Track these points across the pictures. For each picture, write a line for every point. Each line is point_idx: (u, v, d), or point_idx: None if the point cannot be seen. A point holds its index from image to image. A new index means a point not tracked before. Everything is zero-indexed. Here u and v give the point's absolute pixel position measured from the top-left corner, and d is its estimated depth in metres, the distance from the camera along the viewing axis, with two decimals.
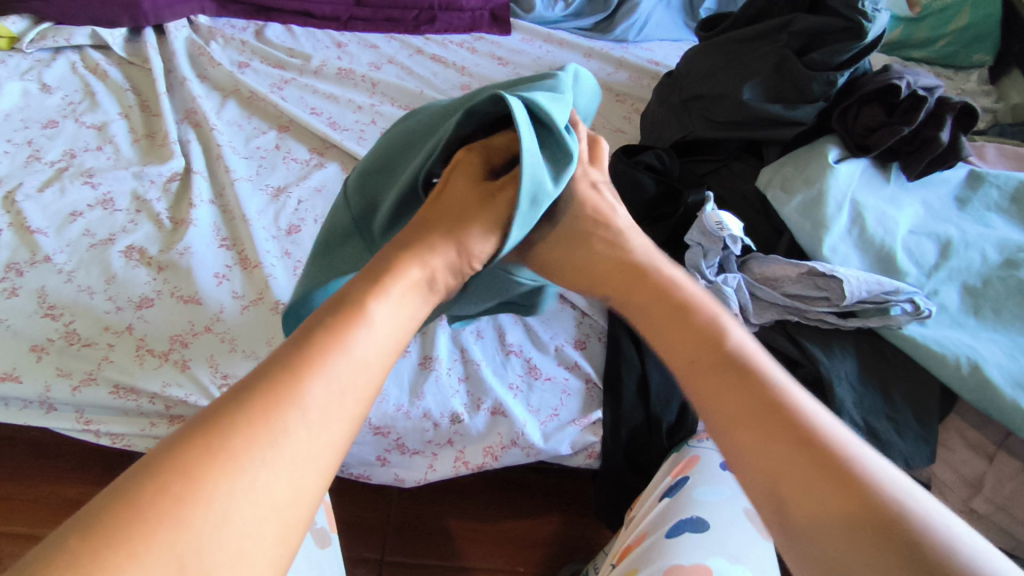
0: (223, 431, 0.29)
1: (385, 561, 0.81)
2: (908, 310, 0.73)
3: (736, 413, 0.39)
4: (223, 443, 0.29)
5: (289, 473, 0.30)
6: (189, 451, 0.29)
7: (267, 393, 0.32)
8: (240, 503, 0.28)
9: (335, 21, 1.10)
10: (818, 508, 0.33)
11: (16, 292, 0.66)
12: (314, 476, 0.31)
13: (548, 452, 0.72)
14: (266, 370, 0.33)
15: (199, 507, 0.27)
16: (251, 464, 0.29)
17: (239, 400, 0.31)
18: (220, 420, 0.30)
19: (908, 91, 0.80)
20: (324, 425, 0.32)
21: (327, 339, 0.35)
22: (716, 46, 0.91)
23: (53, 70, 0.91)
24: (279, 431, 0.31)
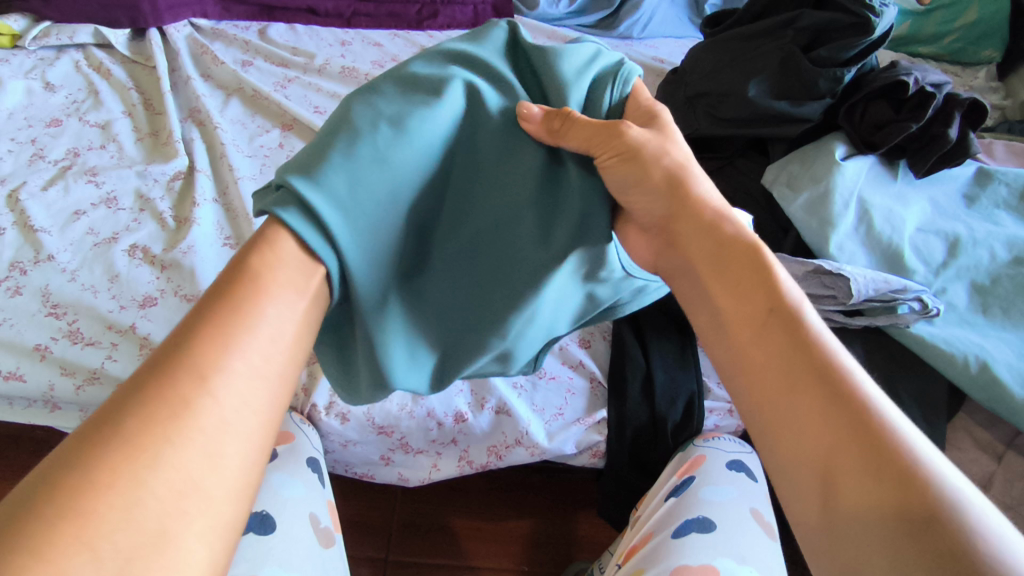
0: (100, 510, 0.23)
1: (389, 560, 0.81)
2: (916, 309, 0.71)
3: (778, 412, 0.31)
4: (101, 520, 0.23)
5: (203, 461, 0.26)
6: (77, 449, 0.24)
7: (151, 394, 0.26)
8: (147, 503, 0.24)
9: (339, 18, 1.10)
10: (866, 511, 0.26)
11: (20, 291, 0.66)
12: (237, 453, 0.28)
13: (553, 452, 0.72)
14: (174, 345, 0.29)
15: (108, 506, 0.23)
16: (146, 469, 0.25)
17: (93, 460, 0.24)
18: (78, 488, 0.23)
19: (916, 88, 0.79)
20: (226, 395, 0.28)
21: (202, 358, 0.28)
22: (721, 42, 0.90)
23: (56, 68, 0.91)
24: (170, 488, 0.25)
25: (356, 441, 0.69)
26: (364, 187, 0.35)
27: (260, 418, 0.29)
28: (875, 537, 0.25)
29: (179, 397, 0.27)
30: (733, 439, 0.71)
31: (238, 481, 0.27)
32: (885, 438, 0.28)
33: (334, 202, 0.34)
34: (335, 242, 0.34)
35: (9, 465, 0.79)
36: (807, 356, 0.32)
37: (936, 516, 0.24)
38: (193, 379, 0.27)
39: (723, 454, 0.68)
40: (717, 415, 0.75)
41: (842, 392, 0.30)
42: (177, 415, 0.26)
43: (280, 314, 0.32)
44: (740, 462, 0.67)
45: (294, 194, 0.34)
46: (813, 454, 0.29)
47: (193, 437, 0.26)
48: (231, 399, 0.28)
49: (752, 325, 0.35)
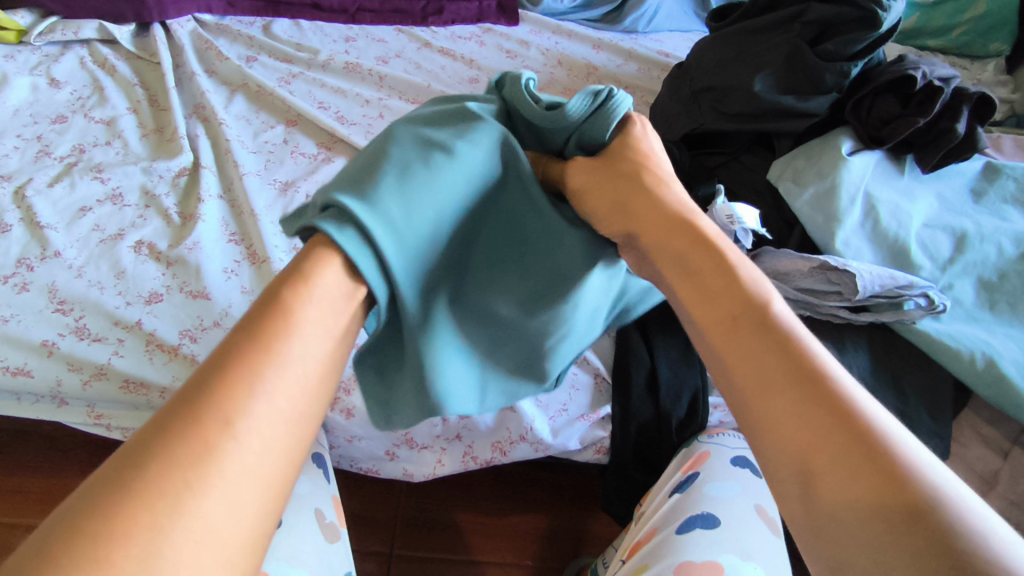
0: (115, 559, 0.22)
1: (393, 555, 0.81)
2: (922, 305, 0.71)
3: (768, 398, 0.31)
4: (115, 569, 0.22)
5: (223, 507, 0.25)
6: (97, 494, 0.24)
7: (174, 436, 0.26)
8: (164, 555, 0.23)
9: (343, 14, 1.09)
10: (846, 508, 0.26)
11: (27, 288, 0.66)
12: (253, 496, 0.27)
13: (557, 448, 0.73)
14: (199, 381, 0.28)
15: (124, 559, 0.23)
16: (166, 517, 0.24)
17: (113, 508, 0.23)
18: (93, 538, 0.22)
19: (923, 82, 0.79)
20: (248, 435, 0.27)
21: (227, 400, 0.27)
22: (727, 36, 0.89)
23: (61, 65, 0.91)
24: (189, 536, 0.24)
25: (361, 436, 0.70)
26: (410, 207, 0.37)
27: (278, 457, 0.28)
28: (852, 531, 0.25)
29: (200, 441, 0.26)
30: (737, 435, 0.71)
31: (251, 516, 0.26)
32: (872, 438, 0.27)
33: (384, 214, 0.36)
34: (379, 257, 0.36)
35: (17, 459, 0.80)
36: (790, 358, 0.31)
37: (918, 511, 0.24)
38: (218, 423, 0.27)
39: (728, 450, 0.67)
40: (721, 411, 0.75)
41: (826, 394, 0.29)
42: (202, 459, 0.25)
43: (302, 346, 0.31)
44: (745, 458, 0.67)
45: (342, 212, 0.35)
46: (793, 453, 0.29)
47: (215, 481, 0.26)
48: (254, 440, 0.27)
49: (720, 328, 0.35)
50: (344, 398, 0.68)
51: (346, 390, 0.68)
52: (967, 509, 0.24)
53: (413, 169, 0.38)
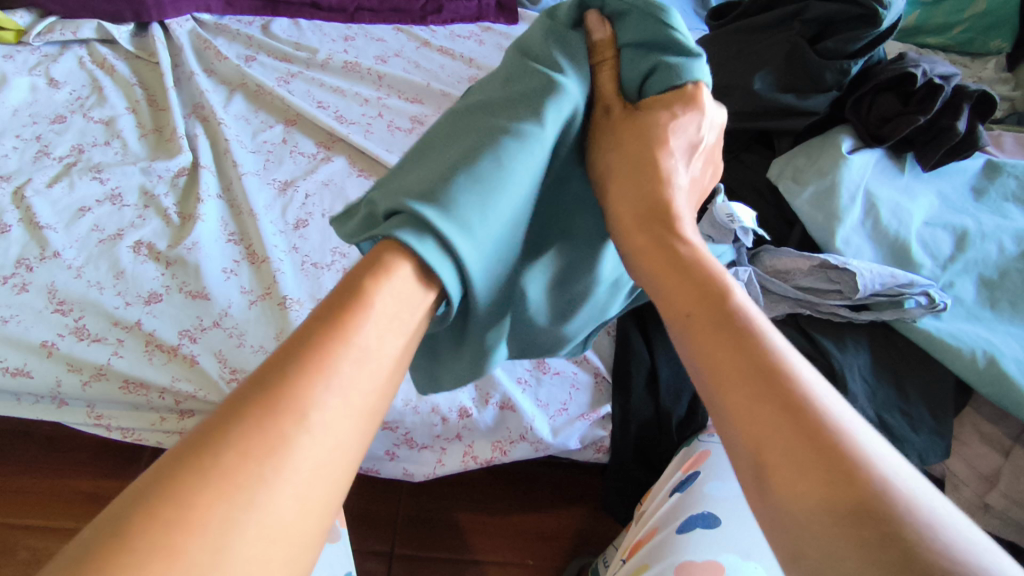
0: (186, 548, 0.22)
1: (393, 555, 0.81)
2: (923, 304, 0.71)
3: (726, 383, 0.31)
4: (187, 564, 0.21)
5: (291, 496, 0.24)
6: (166, 487, 0.23)
7: (248, 428, 0.25)
8: (236, 547, 0.22)
9: (342, 13, 1.09)
10: (801, 499, 0.26)
11: (26, 288, 0.66)
12: (318, 492, 0.25)
13: (557, 447, 0.72)
14: (274, 369, 0.27)
15: (194, 545, 0.22)
16: (239, 512, 0.23)
17: (184, 493, 0.23)
18: (160, 525, 0.22)
19: (924, 80, 0.78)
20: (318, 428, 0.26)
21: (301, 392, 0.27)
22: (726, 35, 0.89)
23: (60, 65, 0.91)
24: (261, 530, 0.23)
25: None
26: (485, 211, 0.35)
27: (345, 455, 0.27)
28: (805, 522, 0.25)
29: (276, 433, 0.25)
30: None
31: (317, 514, 0.25)
32: (823, 430, 0.27)
33: (462, 230, 0.34)
34: (463, 265, 0.34)
35: (17, 460, 0.80)
36: (745, 353, 0.31)
37: (867, 502, 0.24)
38: (291, 415, 0.26)
39: None
40: None
41: (782, 387, 0.29)
42: (275, 451, 0.25)
43: (373, 337, 0.30)
44: None
45: (423, 224, 0.33)
46: (749, 442, 0.28)
47: (285, 477, 0.25)
48: (326, 437, 0.26)
49: (681, 313, 0.34)
50: None
51: None
52: (913, 499, 0.24)
53: (487, 175, 0.36)
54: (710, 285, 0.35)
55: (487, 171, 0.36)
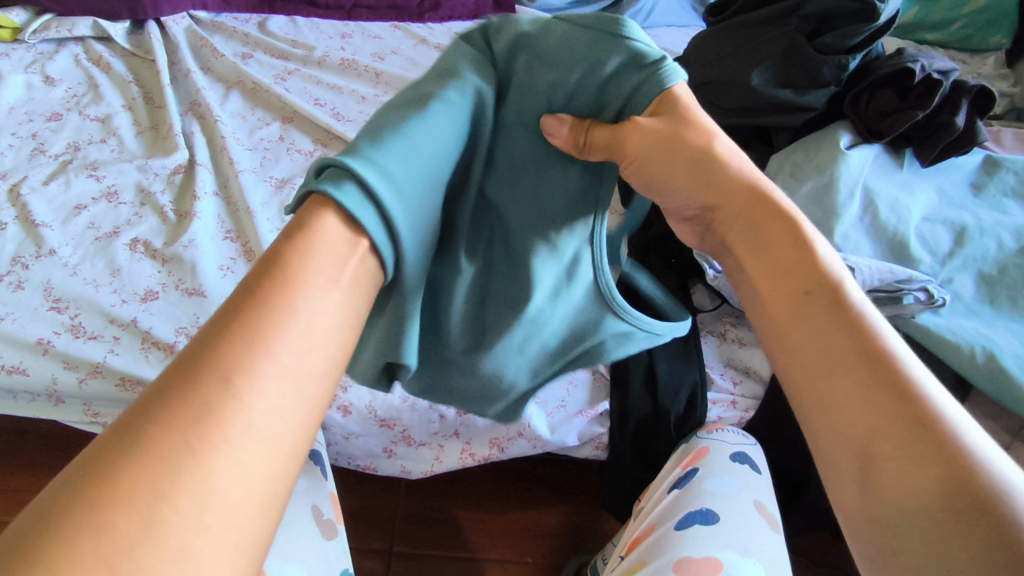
0: (117, 525, 0.19)
1: (392, 552, 0.81)
2: (921, 299, 0.70)
3: (829, 375, 0.30)
4: (117, 540, 0.19)
5: (228, 471, 0.22)
6: (103, 463, 0.21)
7: (178, 399, 0.22)
8: (169, 526, 0.20)
9: (339, 10, 1.09)
10: (912, 497, 0.26)
11: (22, 285, 0.66)
12: (262, 467, 0.23)
13: (556, 444, 0.72)
14: (213, 332, 0.24)
15: (126, 525, 0.20)
16: (166, 486, 0.21)
17: (111, 473, 0.20)
18: (86, 506, 0.19)
19: (922, 75, 0.78)
20: (261, 394, 0.23)
21: (227, 356, 0.23)
22: (725, 30, 0.89)
23: (56, 62, 0.91)
24: (194, 503, 0.21)
25: (359, 434, 0.69)
26: (409, 163, 0.32)
27: (294, 422, 0.24)
28: (918, 522, 0.26)
29: (199, 400, 0.22)
30: (736, 431, 0.71)
31: (264, 483, 0.23)
32: (938, 426, 0.27)
33: (392, 181, 0.31)
34: (386, 217, 0.30)
35: (13, 458, 0.80)
36: (857, 338, 0.31)
37: (987, 505, 0.24)
38: (217, 379, 0.23)
39: (727, 446, 0.67)
40: (720, 407, 0.74)
41: (894, 380, 0.29)
42: (205, 422, 0.22)
43: (314, 298, 0.26)
44: (744, 454, 0.67)
45: (345, 173, 0.30)
46: (854, 436, 0.28)
47: (219, 445, 0.22)
48: (262, 401, 0.23)
49: (787, 301, 0.34)
50: (341, 394, 0.67)
51: (344, 387, 0.68)
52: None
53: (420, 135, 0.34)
54: (812, 272, 0.34)
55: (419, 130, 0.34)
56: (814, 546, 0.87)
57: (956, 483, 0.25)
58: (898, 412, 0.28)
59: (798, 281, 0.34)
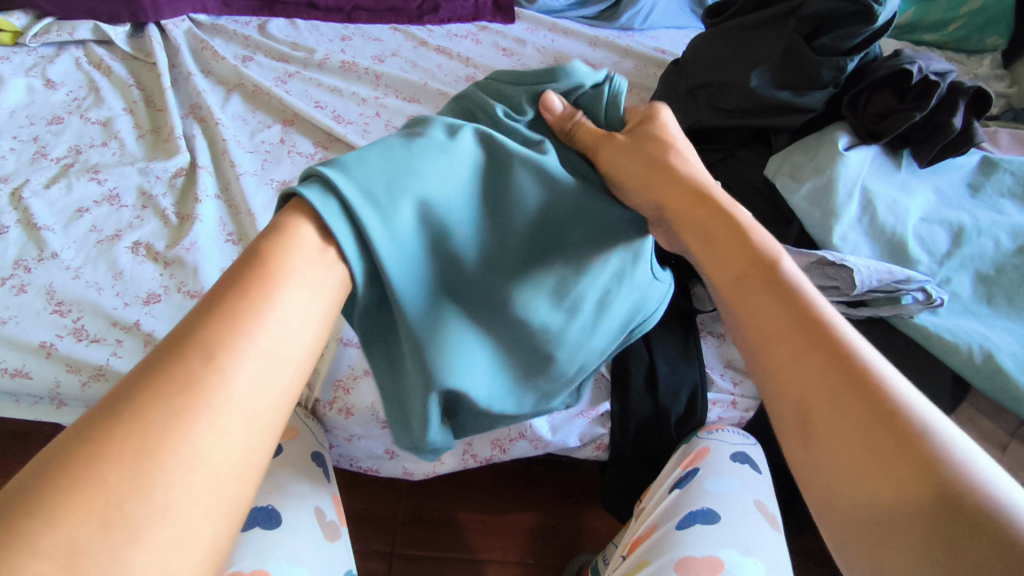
0: (108, 480, 0.23)
1: (394, 554, 0.81)
2: (919, 299, 0.71)
3: (767, 347, 0.35)
4: (110, 490, 0.23)
5: (209, 438, 0.26)
6: (88, 430, 0.24)
7: (162, 377, 0.26)
8: (157, 481, 0.24)
9: (339, 13, 1.09)
10: (843, 434, 0.29)
11: (25, 289, 0.66)
12: (241, 435, 0.27)
13: (557, 444, 0.73)
14: (190, 323, 0.28)
15: (118, 479, 0.24)
16: (151, 450, 0.25)
17: (106, 435, 0.24)
18: (80, 463, 0.23)
19: (920, 76, 0.79)
20: (241, 373, 0.28)
21: (207, 335, 0.28)
22: (722, 33, 0.89)
23: (57, 66, 0.91)
24: (179, 464, 0.25)
25: (360, 436, 0.69)
26: (389, 181, 0.37)
27: (269, 399, 0.29)
28: (853, 468, 0.29)
29: (185, 374, 0.27)
30: (737, 432, 0.71)
31: (242, 447, 0.27)
32: (865, 371, 0.31)
33: (370, 206, 0.36)
34: (360, 227, 0.35)
35: (16, 462, 0.80)
36: (795, 309, 0.35)
37: (921, 453, 0.27)
38: (200, 356, 0.27)
39: (727, 446, 0.67)
40: (720, 407, 0.75)
41: (824, 338, 0.33)
42: (188, 396, 0.26)
43: (292, 297, 0.31)
44: (744, 454, 0.67)
45: (324, 181, 0.35)
46: (794, 397, 0.32)
47: (200, 414, 0.26)
48: (240, 375, 0.28)
49: (733, 286, 0.38)
50: (344, 397, 0.67)
51: (345, 389, 0.68)
52: (949, 437, 0.28)
53: (406, 164, 0.38)
54: (759, 255, 0.38)
55: (406, 160, 0.39)
56: (814, 546, 0.88)
57: (882, 423, 0.29)
58: (826, 370, 0.32)
59: (745, 262, 0.38)
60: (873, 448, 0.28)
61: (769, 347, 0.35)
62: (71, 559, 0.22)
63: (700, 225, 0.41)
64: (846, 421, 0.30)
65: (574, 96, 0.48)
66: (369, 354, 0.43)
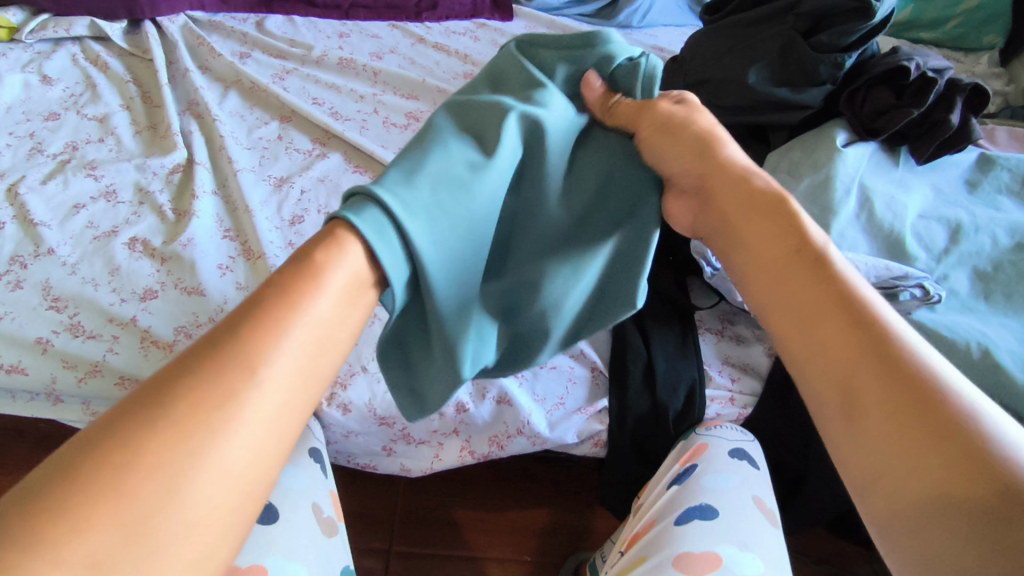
0: (135, 491, 0.27)
1: (392, 552, 0.81)
2: (918, 296, 0.71)
3: (804, 326, 0.40)
4: (133, 499, 0.27)
5: (224, 449, 0.30)
6: (116, 436, 0.28)
7: (187, 390, 0.30)
8: (181, 491, 0.28)
9: (337, 9, 1.09)
10: (878, 415, 0.34)
11: (21, 285, 0.66)
12: (253, 444, 0.31)
13: (555, 441, 0.73)
14: (211, 340, 0.33)
15: (144, 485, 0.28)
16: (174, 458, 0.29)
17: (136, 445, 0.28)
18: (124, 462, 0.28)
19: (917, 73, 0.79)
20: (254, 390, 0.32)
21: (241, 356, 0.32)
22: (720, 30, 0.89)
23: (53, 62, 0.91)
24: (199, 475, 0.29)
25: (358, 432, 0.69)
26: (432, 193, 0.41)
27: (278, 414, 0.33)
28: (893, 436, 0.33)
29: (216, 391, 0.31)
30: (734, 428, 0.71)
31: (252, 459, 0.31)
32: (898, 355, 0.35)
33: (418, 218, 0.39)
34: (403, 235, 0.39)
35: (12, 459, 0.79)
36: (834, 290, 0.40)
37: (957, 428, 0.32)
38: (227, 374, 0.31)
39: (725, 442, 0.67)
40: (718, 404, 0.74)
41: (862, 319, 0.38)
42: (212, 409, 0.30)
43: (306, 317, 0.35)
44: (743, 450, 0.67)
45: (369, 199, 0.39)
46: (834, 371, 0.37)
47: (220, 429, 0.30)
48: (258, 395, 0.32)
49: (784, 261, 0.42)
50: (341, 393, 0.67)
51: (343, 385, 0.68)
52: (978, 407, 0.33)
53: (447, 178, 0.42)
54: (798, 239, 0.43)
55: (445, 171, 0.42)
56: (812, 543, 0.88)
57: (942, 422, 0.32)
58: (862, 344, 0.37)
59: (789, 241, 0.43)
60: (908, 420, 0.33)
61: (810, 328, 0.40)
62: (98, 561, 0.26)
63: (744, 207, 0.45)
64: (884, 396, 0.34)
65: (613, 64, 0.52)
66: (384, 358, 0.46)
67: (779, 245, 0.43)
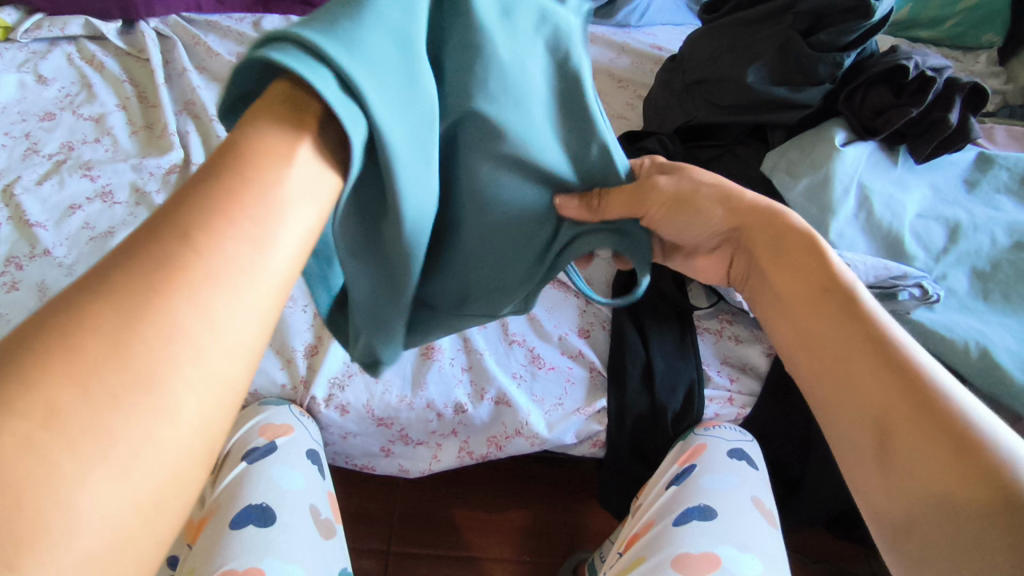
0: (87, 348, 0.20)
1: (390, 552, 0.81)
2: (916, 295, 0.71)
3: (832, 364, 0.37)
4: (85, 355, 0.20)
5: (198, 312, 0.22)
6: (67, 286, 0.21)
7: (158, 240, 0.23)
8: (137, 358, 0.20)
9: None
10: (916, 459, 0.30)
11: (17, 286, 0.66)
12: (243, 308, 0.24)
13: (553, 442, 0.72)
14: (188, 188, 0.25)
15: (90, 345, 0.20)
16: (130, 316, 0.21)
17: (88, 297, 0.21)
18: (52, 345, 0.19)
19: (915, 73, 0.79)
20: (232, 249, 0.24)
21: (207, 213, 0.24)
22: (720, 29, 0.89)
23: (48, 61, 0.90)
24: (160, 337, 0.21)
25: (356, 433, 0.69)
26: (380, 54, 0.30)
27: (266, 282, 0.25)
28: (928, 482, 0.30)
29: (176, 244, 0.23)
30: (733, 428, 0.71)
31: (241, 335, 0.23)
32: (933, 394, 0.32)
33: (368, 79, 0.29)
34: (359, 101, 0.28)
35: None
36: (861, 324, 0.37)
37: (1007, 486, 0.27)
38: (184, 234, 0.23)
39: (724, 442, 0.67)
40: (716, 404, 0.74)
41: (892, 356, 0.34)
42: (178, 259, 0.23)
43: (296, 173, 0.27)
44: (741, 450, 0.67)
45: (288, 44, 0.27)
46: (868, 408, 0.34)
47: (189, 284, 0.22)
48: (236, 253, 0.24)
49: (811, 302, 0.39)
50: (338, 394, 0.67)
51: (340, 386, 0.68)
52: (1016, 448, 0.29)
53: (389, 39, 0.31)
54: (823, 276, 0.40)
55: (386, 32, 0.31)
56: (810, 542, 0.88)
57: (949, 428, 0.30)
58: (894, 384, 0.33)
59: (814, 278, 0.40)
60: (946, 464, 0.29)
61: (835, 370, 0.36)
62: (50, 419, 0.18)
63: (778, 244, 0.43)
64: (922, 439, 0.31)
65: None
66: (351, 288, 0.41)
67: (805, 282, 0.40)
